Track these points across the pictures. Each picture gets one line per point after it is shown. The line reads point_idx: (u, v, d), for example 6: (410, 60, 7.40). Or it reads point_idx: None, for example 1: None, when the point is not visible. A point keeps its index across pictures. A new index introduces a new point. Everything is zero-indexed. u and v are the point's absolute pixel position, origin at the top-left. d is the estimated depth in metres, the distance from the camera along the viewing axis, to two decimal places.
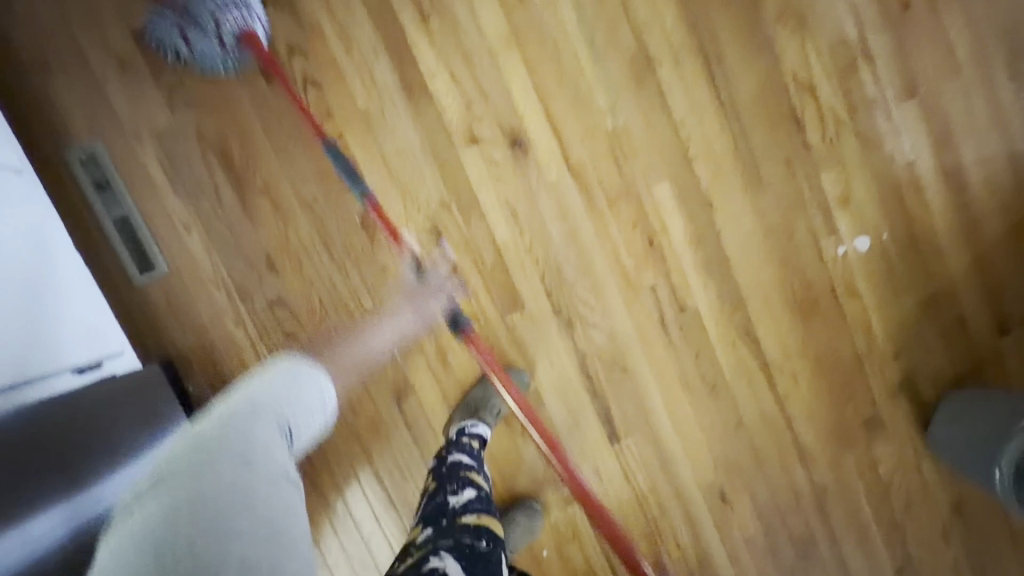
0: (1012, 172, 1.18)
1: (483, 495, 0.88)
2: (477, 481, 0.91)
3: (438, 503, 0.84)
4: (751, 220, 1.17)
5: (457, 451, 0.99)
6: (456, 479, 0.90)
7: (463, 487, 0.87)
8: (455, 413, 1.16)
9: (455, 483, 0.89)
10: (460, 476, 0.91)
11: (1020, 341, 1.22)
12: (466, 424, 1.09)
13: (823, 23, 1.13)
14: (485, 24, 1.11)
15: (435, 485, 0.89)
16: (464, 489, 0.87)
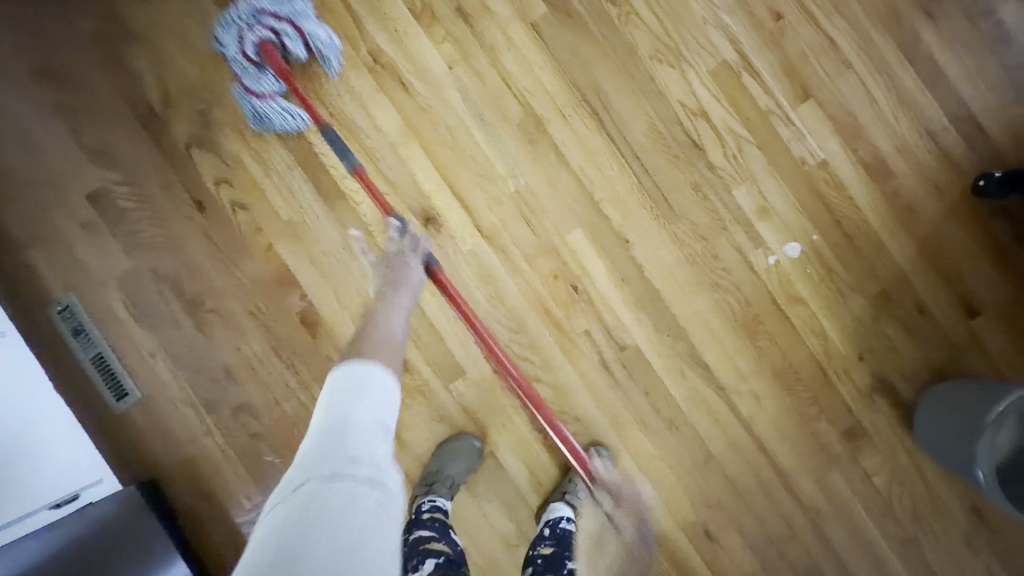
0: (934, 149, 1.13)
1: (446, 560, 0.92)
2: (438, 548, 0.95)
3: None
4: (671, 249, 1.17)
5: (418, 528, 1.01)
6: (416, 555, 0.94)
7: (423, 561, 0.91)
8: (415, 489, 1.17)
9: (415, 558, 0.93)
10: (420, 549, 0.95)
11: (992, 321, 1.14)
12: (423, 500, 1.10)
13: (698, 51, 1.16)
14: (381, 123, 1.21)
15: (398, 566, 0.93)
16: (424, 562, 0.92)
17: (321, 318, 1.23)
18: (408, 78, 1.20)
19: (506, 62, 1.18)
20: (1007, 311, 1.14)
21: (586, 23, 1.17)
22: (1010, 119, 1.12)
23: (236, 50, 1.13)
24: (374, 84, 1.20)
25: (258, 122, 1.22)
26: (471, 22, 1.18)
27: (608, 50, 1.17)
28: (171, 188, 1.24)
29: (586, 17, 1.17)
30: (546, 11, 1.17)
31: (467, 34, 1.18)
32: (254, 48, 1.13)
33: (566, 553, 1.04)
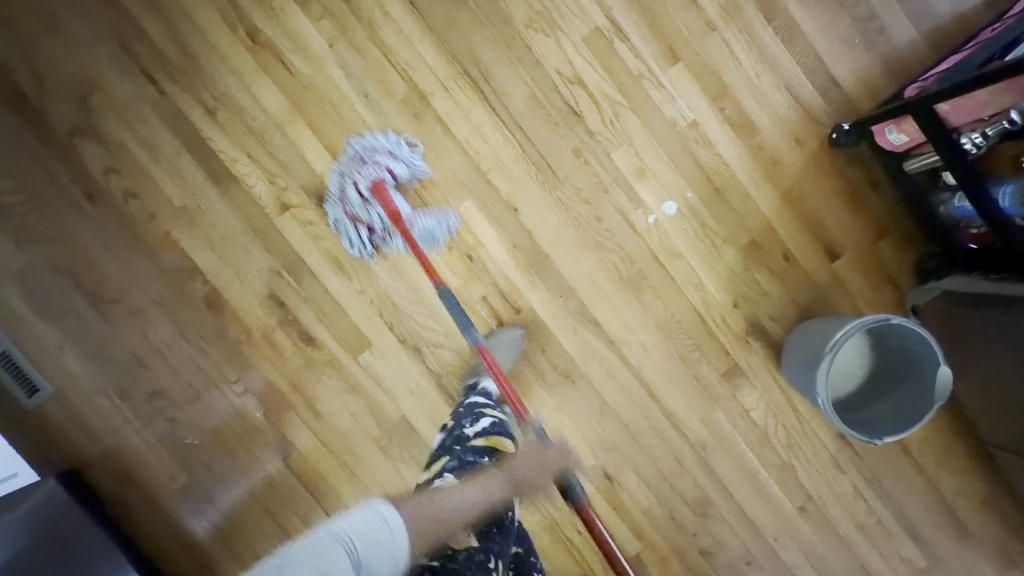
0: (795, 104, 1.20)
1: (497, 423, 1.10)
2: (489, 411, 1.14)
3: (457, 432, 1.08)
4: (557, 213, 1.23)
5: (475, 394, 1.19)
6: (471, 415, 1.13)
7: (477, 420, 1.11)
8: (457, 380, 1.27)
9: (470, 416, 1.12)
10: (474, 410, 1.14)
11: (851, 261, 1.24)
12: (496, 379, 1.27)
13: (571, 19, 1.19)
14: (265, 104, 1.21)
15: (455, 420, 1.12)
16: (479, 420, 1.11)
17: (225, 301, 1.25)
18: (289, 57, 1.20)
19: (385, 36, 1.19)
20: (865, 252, 1.24)
21: None
22: (861, 72, 1.20)
23: (357, 197, 1.22)
24: (255, 64, 1.20)
25: (140, 109, 1.21)
26: None
27: (484, 20, 1.19)
28: (56, 180, 1.22)
29: None
30: None
31: (343, 10, 1.19)
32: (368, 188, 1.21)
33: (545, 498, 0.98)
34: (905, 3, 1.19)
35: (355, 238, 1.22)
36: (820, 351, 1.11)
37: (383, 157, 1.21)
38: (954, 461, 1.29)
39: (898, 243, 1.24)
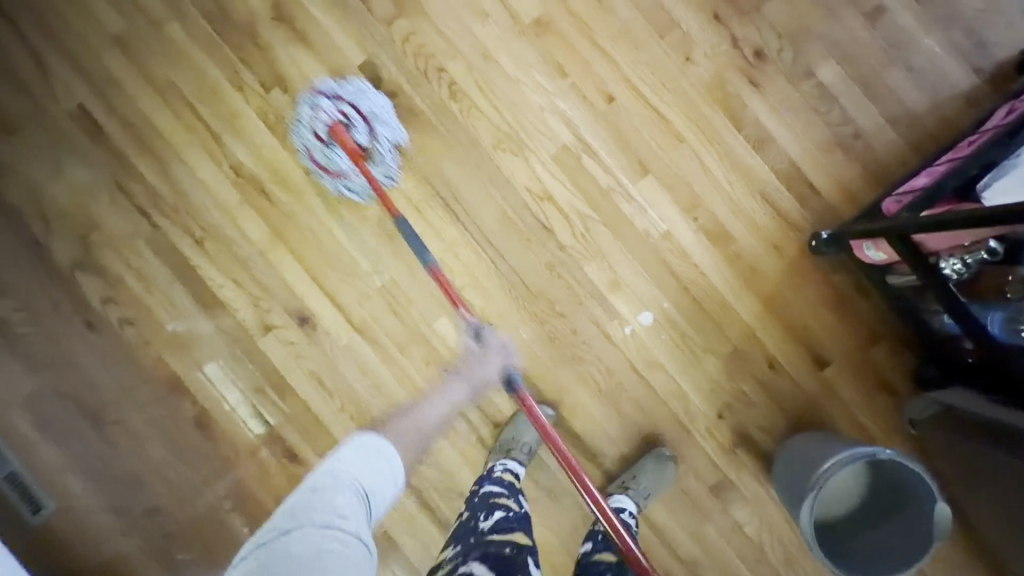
0: (771, 212, 1.18)
1: (512, 514, 1.00)
2: (505, 503, 1.03)
3: (471, 525, 0.97)
4: (533, 327, 1.23)
5: (488, 484, 1.09)
6: (485, 505, 1.02)
7: (493, 510, 1.00)
8: (489, 455, 1.22)
9: (485, 508, 1.01)
10: (489, 501, 1.03)
11: (842, 368, 1.19)
12: (497, 463, 1.16)
13: (537, 139, 1.21)
14: (249, 232, 1.26)
15: (469, 513, 1.02)
16: (493, 512, 1.00)
17: (213, 420, 1.29)
18: (270, 187, 1.25)
19: (359, 164, 1.24)
20: (856, 358, 1.19)
21: (431, 120, 1.22)
22: (839, 175, 1.17)
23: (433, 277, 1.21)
24: (239, 196, 1.26)
25: (136, 242, 1.28)
26: (322, 129, 1.24)
27: (453, 144, 1.22)
28: (58, 310, 1.29)
29: (430, 114, 1.22)
30: (392, 111, 1.22)
31: (320, 142, 1.24)
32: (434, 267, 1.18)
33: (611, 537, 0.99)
34: (882, 105, 1.16)
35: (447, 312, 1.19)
36: (806, 480, 1.05)
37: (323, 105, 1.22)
38: None
39: (891, 349, 1.19)
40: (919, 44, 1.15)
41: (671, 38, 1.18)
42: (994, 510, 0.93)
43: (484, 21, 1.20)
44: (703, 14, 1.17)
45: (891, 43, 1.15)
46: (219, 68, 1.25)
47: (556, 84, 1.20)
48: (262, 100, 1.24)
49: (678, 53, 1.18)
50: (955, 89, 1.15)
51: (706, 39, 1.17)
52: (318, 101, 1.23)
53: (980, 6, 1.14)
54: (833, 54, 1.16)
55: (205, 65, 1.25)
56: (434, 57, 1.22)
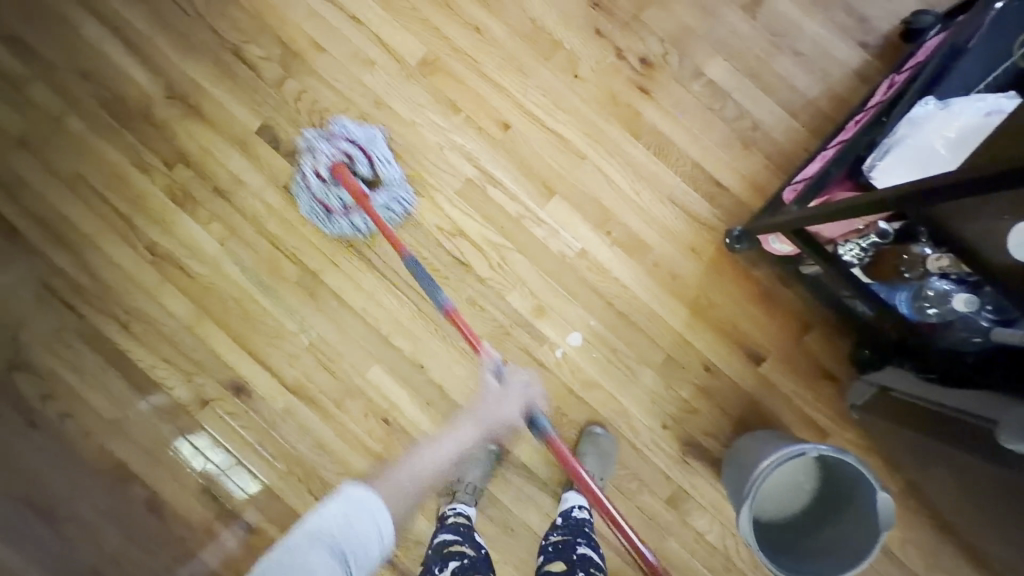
0: (681, 215, 1.17)
1: (467, 561, 0.97)
2: (460, 550, 1.00)
3: None
4: (465, 364, 1.23)
5: (443, 532, 1.06)
6: (440, 557, 0.99)
7: (447, 561, 0.97)
8: (441, 500, 1.21)
9: (439, 561, 0.98)
10: (444, 552, 1.00)
11: (779, 363, 1.17)
12: (447, 508, 1.15)
13: (440, 177, 1.21)
14: (173, 309, 1.27)
15: (424, 568, 0.99)
16: (447, 563, 0.97)
17: (163, 501, 1.28)
18: (187, 262, 1.26)
19: (271, 227, 1.24)
20: (791, 350, 1.17)
21: (334, 174, 1.23)
22: (743, 170, 1.16)
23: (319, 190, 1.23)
24: (158, 275, 1.27)
25: (64, 335, 1.28)
26: (231, 198, 1.25)
27: (360, 194, 1.23)
28: None
29: (332, 169, 1.23)
30: (295, 171, 1.24)
31: (230, 211, 1.25)
32: (324, 168, 1.22)
33: (575, 537, 1.05)
34: (775, 93, 1.15)
35: (315, 200, 1.23)
36: (745, 480, 1.03)
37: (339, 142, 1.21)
38: (945, 558, 1.16)
39: (826, 336, 1.17)
40: (801, 29, 1.15)
41: (556, 58, 1.18)
42: (948, 490, 0.89)
43: (370, 69, 1.21)
44: (583, 31, 1.18)
45: (774, 32, 1.15)
46: (123, 153, 1.26)
47: (451, 120, 1.20)
48: (168, 179, 1.26)
49: (566, 73, 1.18)
50: (845, 67, 1.14)
51: (591, 55, 1.18)
52: (223, 172, 1.25)
53: None
54: (718, 51, 1.16)
55: (108, 153, 1.26)
56: (327, 112, 1.22)
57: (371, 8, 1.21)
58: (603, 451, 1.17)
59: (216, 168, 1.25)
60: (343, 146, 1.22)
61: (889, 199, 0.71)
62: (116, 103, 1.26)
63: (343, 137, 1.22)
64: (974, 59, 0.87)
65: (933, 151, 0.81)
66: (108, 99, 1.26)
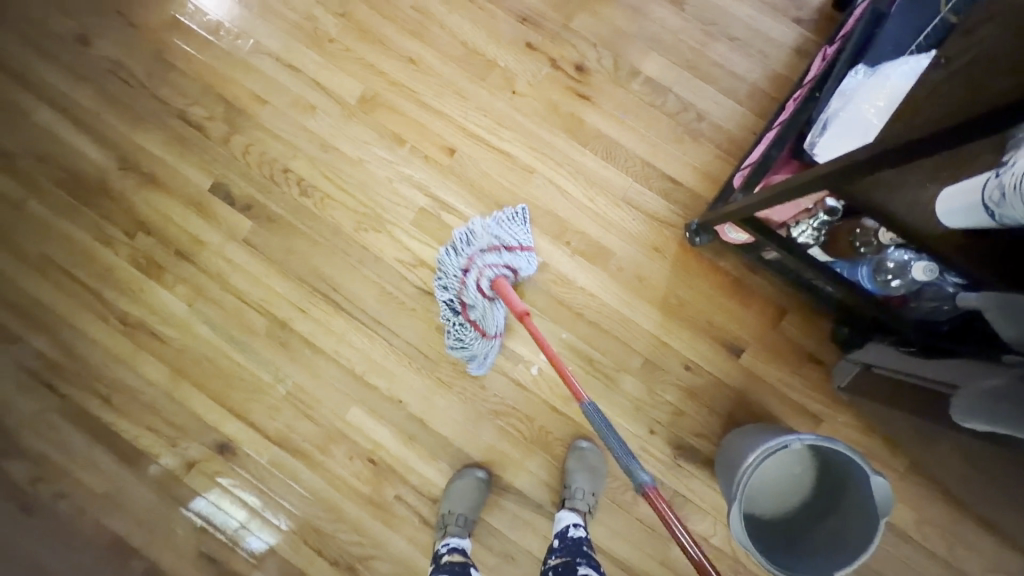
0: (639, 216, 1.16)
1: None
2: None
3: None
4: (443, 394, 1.20)
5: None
6: None
7: None
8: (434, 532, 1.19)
9: None
10: None
11: (759, 352, 1.14)
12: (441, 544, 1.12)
13: (394, 210, 1.21)
14: (151, 376, 1.27)
15: None
16: None
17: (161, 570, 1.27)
18: (158, 328, 1.27)
19: (236, 282, 1.25)
20: (769, 338, 1.14)
21: (291, 222, 1.23)
22: (694, 163, 1.14)
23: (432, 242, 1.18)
24: (132, 344, 1.27)
25: (48, 415, 1.29)
26: (193, 259, 1.26)
27: (318, 238, 1.23)
28: None
29: (289, 217, 1.23)
30: (252, 224, 1.24)
31: (194, 272, 1.26)
32: (486, 285, 1.13)
33: (575, 559, 1.01)
34: (715, 81, 1.14)
35: (428, 241, 1.19)
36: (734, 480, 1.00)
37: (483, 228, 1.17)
38: (967, 534, 1.10)
39: (803, 319, 1.14)
40: (731, 14, 1.14)
41: (493, 77, 1.18)
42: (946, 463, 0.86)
43: (313, 113, 1.22)
44: (516, 47, 1.18)
45: (705, 21, 1.14)
46: (84, 229, 1.28)
47: (398, 153, 1.20)
48: (131, 248, 1.27)
49: (504, 91, 1.18)
50: (781, 46, 1.13)
51: (526, 70, 1.18)
52: (183, 234, 1.26)
53: None
54: (652, 48, 1.15)
55: (71, 231, 1.28)
56: (276, 161, 1.23)
57: (305, 54, 1.22)
58: (591, 465, 1.14)
59: (176, 232, 1.26)
60: (470, 229, 1.16)
61: (818, 177, 0.69)
62: (72, 182, 1.28)
63: (474, 232, 1.16)
64: (901, 21, 0.85)
65: (868, 121, 0.81)
66: (64, 179, 1.28)
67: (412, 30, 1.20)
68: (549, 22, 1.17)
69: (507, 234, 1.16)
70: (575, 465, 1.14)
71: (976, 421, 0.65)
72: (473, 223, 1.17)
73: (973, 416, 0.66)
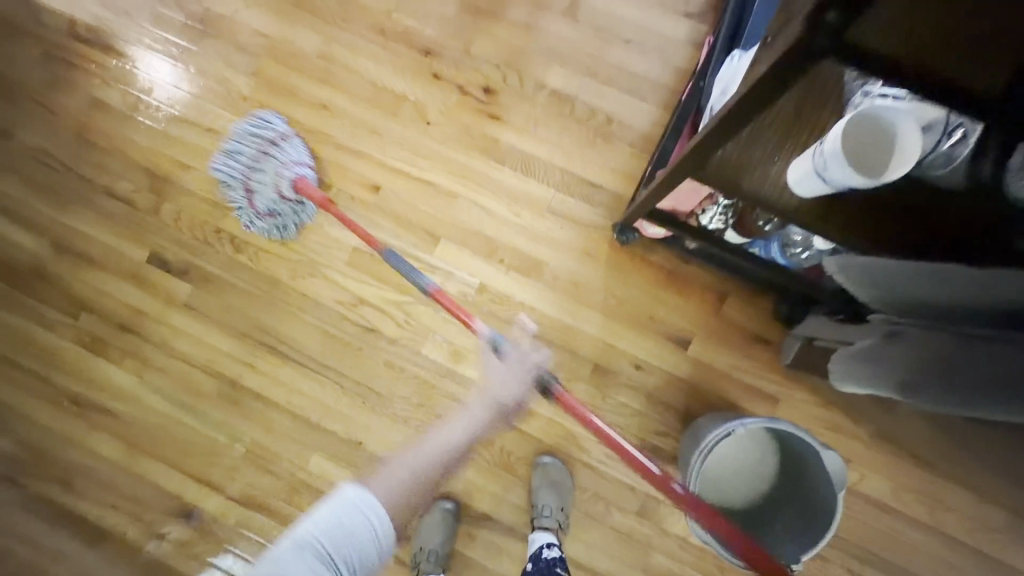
0: (565, 223, 1.16)
1: None
2: None
3: None
4: (399, 429, 1.19)
5: None
6: None
7: None
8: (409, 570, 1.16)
9: None
10: None
11: (704, 341, 1.13)
12: None
13: (327, 253, 1.22)
14: (108, 454, 1.26)
15: None
16: None
17: None
18: (110, 404, 1.26)
19: (181, 347, 1.25)
20: (712, 325, 1.13)
21: (227, 280, 1.24)
22: (610, 164, 1.16)
23: (268, 193, 1.14)
24: (86, 424, 1.26)
25: (9, 509, 1.27)
26: (136, 330, 1.26)
27: (256, 291, 1.23)
28: None
29: (225, 275, 1.24)
30: (190, 287, 1.25)
31: (139, 343, 1.26)
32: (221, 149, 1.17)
33: None
34: (618, 83, 1.16)
35: (237, 192, 1.15)
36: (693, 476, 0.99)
37: (263, 133, 1.15)
38: (943, 494, 1.08)
39: (742, 302, 1.13)
40: (624, 18, 1.17)
41: (405, 111, 1.21)
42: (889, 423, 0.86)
43: None
44: (422, 79, 1.20)
45: (600, 28, 1.17)
46: (27, 317, 1.28)
47: None
48: (75, 328, 1.27)
49: (417, 122, 1.20)
50: (676, 41, 1.16)
51: (435, 99, 1.20)
52: (124, 307, 1.26)
53: None
54: (553, 61, 1.18)
55: (13, 320, 1.29)
56: (206, 222, 1.25)
57: (221, 115, 1.25)
58: (555, 481, 1.12)
59: (116, 306, 1.26)
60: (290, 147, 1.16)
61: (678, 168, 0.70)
62: (9, 271, 1.29)
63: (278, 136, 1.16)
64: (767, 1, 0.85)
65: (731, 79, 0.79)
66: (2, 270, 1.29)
67: (321, 78, 1.23)
68: (451, 51, 1.20)
69: (269, 125, 1.16)
70: (542, 483, 1.11)
71: (846, 384, 0.75)
72: (272, 151, 1.15)
73: (846, 377, 0.75)
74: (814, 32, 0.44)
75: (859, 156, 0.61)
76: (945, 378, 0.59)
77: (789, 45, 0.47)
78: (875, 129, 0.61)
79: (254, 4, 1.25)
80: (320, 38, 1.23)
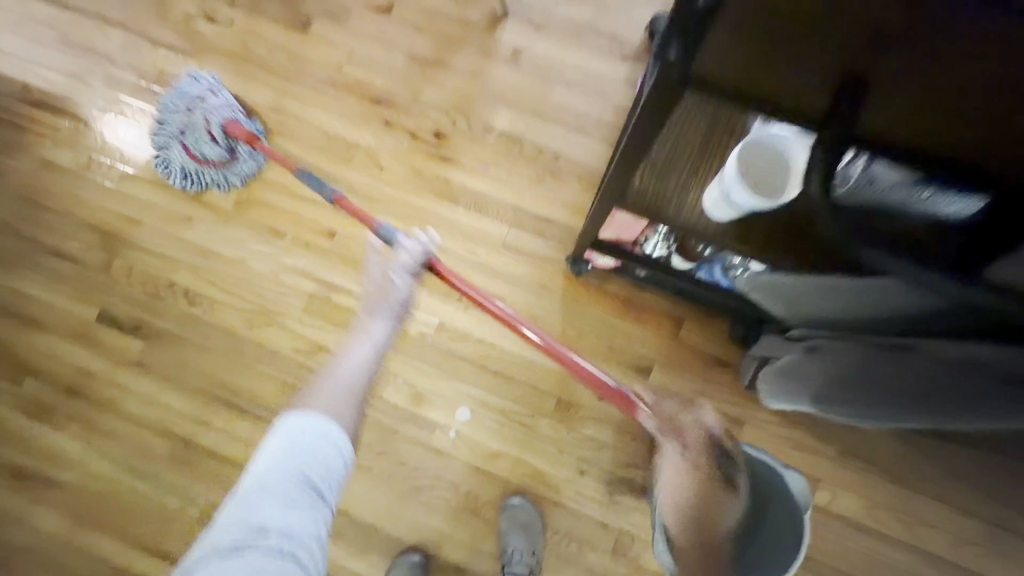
0: (521, 258, 1.18)
1: None
2: None
3: None
4: (362, 479, 1.14)
5: None
6: None
7: None
8: None
9: None
10: None
11: (665, 368, 1.13)
12: None
13: (283, 301, 1.20)
14: (51, 528, 1.18)
15: None
16: None
17: None
18: (54, 473, 1.19)
19: (132, 407, 1.20)
20: (672, 351, 1.14)
21: (183, 334, 1.22)
22: (560, 199, 1.19)
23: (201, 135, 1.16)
24: (27, 497, 1.19)
25: None
26: (83, 393, 1.20)
27: (212, 345, 1.21)
28: None
29: (181, 329, 1.22)
30: (143, 345, 1.22)
31: (85, 407, 1.20)
32: (219, 128, 1.16)
33: None
34: (563, 122, 1.21)
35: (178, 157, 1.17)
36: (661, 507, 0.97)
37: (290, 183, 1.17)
38: (916, 508, 1.07)
39: (698, 326, 1.14)
40: (564, 62, 1.23)
41: (358, 157, 1.23)
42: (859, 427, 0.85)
43: (189, 223, 1.24)
44: (374, 126, 1.24)
45: (542, 72, 1.23)
46: None
47: (278, 245, 1.21)
48: (17, 394, 1.22)
49: (369, 167, 1.22)
50: (615, 82, 1.21)
51: (387, 144, 1.23)
52: (71, 369, 1.21)
53: (594, 11, 1.23)
54: (500, 104, 1.22)
55: None
56: (159, 277, 1.23)
57: None
58: (524, 522, 1.08)
59: (62, 368, 1.22)
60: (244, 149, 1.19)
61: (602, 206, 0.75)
62: None
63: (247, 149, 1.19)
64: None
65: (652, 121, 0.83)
66: None
67: (274, 129, 1.25)
68: (401, 99, 1.24)
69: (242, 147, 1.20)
70: (511, 528, 1.07)
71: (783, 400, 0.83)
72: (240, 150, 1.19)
73: (783, 397, 0.83)
74: (666, 73, 0.49)
75: (755, 180, 0.68)
76: (862, 399, 0.65)
77: (649, 90, 0.53)
78: (764, 159, 0.68)
79: (208, 63, 1.29)
80: (273, 92, 1.26)
